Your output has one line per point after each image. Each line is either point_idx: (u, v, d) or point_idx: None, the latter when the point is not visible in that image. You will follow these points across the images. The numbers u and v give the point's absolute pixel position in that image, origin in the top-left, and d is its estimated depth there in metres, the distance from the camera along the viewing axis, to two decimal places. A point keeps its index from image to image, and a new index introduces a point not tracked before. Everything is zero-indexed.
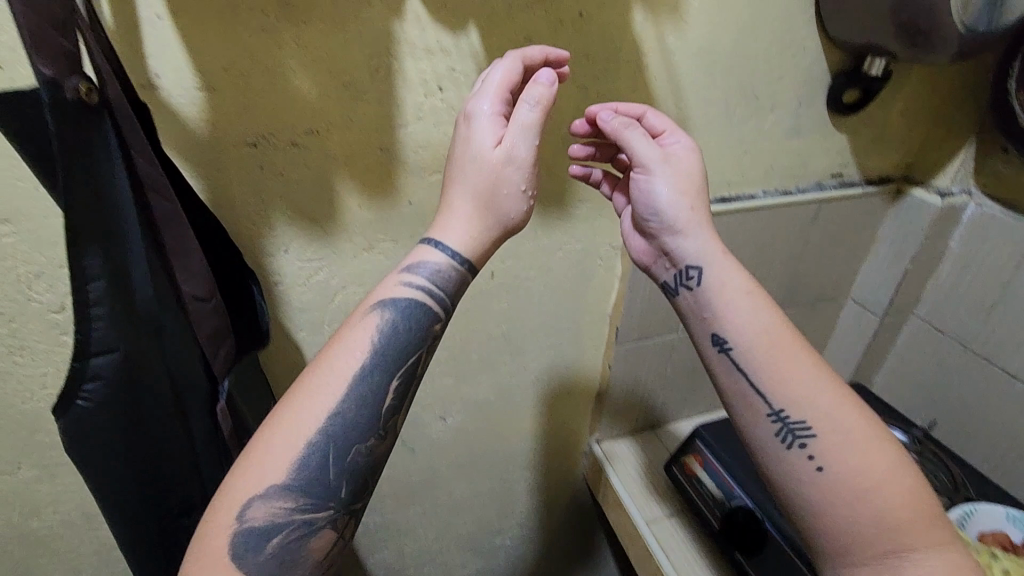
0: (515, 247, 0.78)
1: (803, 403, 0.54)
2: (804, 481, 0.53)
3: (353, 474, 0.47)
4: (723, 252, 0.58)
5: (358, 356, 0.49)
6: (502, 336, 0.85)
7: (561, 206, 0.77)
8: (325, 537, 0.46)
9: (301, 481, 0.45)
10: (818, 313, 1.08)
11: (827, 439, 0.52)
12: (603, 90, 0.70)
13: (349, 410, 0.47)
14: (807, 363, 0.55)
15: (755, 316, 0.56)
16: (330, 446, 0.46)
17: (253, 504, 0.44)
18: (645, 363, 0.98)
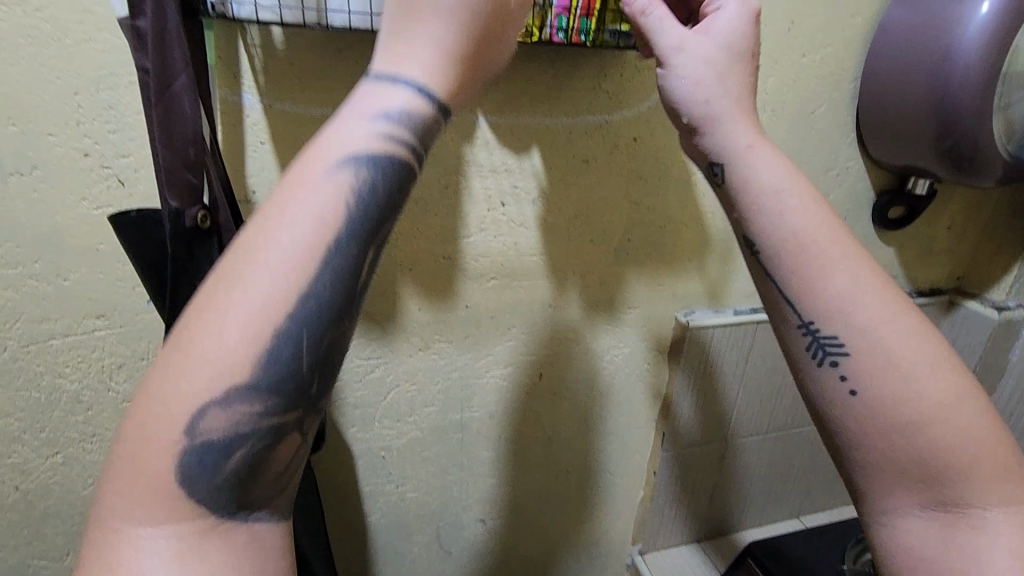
0: (565, 349, 0.79)
1: (842, 315, 0.45)
2: (848, 413, 0.45)
3: (319, 346, 0.34)
4: (773, 162, 0.46)
5: (322, 231, 0.33)
6: (547, 437, 0.84)
7: (610, 312, 0.78)
8: (291, 445, 0.35)
9: (266, 379, 0.32)
10: None
11: (871, 360, 0.44)
12: (654, 204, 0.73)
13: (319, 289, 0.33)
14: (858, 273, 0.45)
15: (797, 215, 0.45)
16: (294, 333, 0.33)
17: (202, 413, 0.31)
18: (692, 471, 0.94)
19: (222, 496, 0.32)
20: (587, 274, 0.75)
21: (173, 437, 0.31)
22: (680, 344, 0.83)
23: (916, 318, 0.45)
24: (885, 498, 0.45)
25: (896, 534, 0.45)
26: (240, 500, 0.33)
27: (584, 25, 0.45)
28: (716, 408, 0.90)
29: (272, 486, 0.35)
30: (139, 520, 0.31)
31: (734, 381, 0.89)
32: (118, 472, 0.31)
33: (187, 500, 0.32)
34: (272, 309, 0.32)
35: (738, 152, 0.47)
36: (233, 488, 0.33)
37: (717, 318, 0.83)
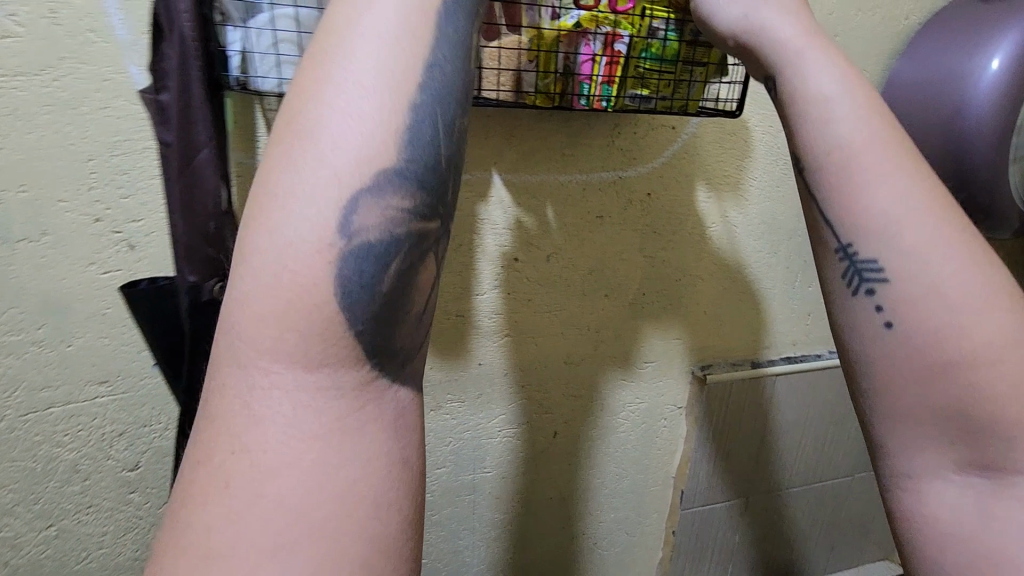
0: (580, 407, 0.76)
1: (890, 235, 0.35)
2: (880, 350, 0.35)
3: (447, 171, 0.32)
4: (836, 68, 0.37)
5: (410, 19, 0.31)
6: (562, 500, 0.81)
7: (625, 367, 0.76)
8: (433, 259, 0.33)
9: (410, 175, 0.30)
10: None
11: (906, 281, 0.34)
12: (669, 258, 0.72)
13: (436, 71, 0.31)
14: (916, 179, 0.35)
15: (854, 117, 0.35)
16: (421, 116, 0.30)
17: (354, 202, 0.29)
18: (712, 530, 0.91)
19: (375, 311, 0.30)
20: (602, 329, 0.73)
21: (325, 234, 0.28)
22: (697, 400, 0.81)
23: (971, 236, 0.35)
24: (910, 459, 0.36)
25: (920, 501, 0.36)
26: (391, 338, 0.31)
27: (606, 93, 0.45)
28: (735, 465, 0.87)
29: (416, 313, 0.33)
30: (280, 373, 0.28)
31: (753, 435, 0.86)
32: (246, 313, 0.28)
33: (343, 331, 0.29)
34: (388, 92, 0.29)
35: (810, 66, 0.37)
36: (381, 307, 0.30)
37: (734, 372, 0.81)
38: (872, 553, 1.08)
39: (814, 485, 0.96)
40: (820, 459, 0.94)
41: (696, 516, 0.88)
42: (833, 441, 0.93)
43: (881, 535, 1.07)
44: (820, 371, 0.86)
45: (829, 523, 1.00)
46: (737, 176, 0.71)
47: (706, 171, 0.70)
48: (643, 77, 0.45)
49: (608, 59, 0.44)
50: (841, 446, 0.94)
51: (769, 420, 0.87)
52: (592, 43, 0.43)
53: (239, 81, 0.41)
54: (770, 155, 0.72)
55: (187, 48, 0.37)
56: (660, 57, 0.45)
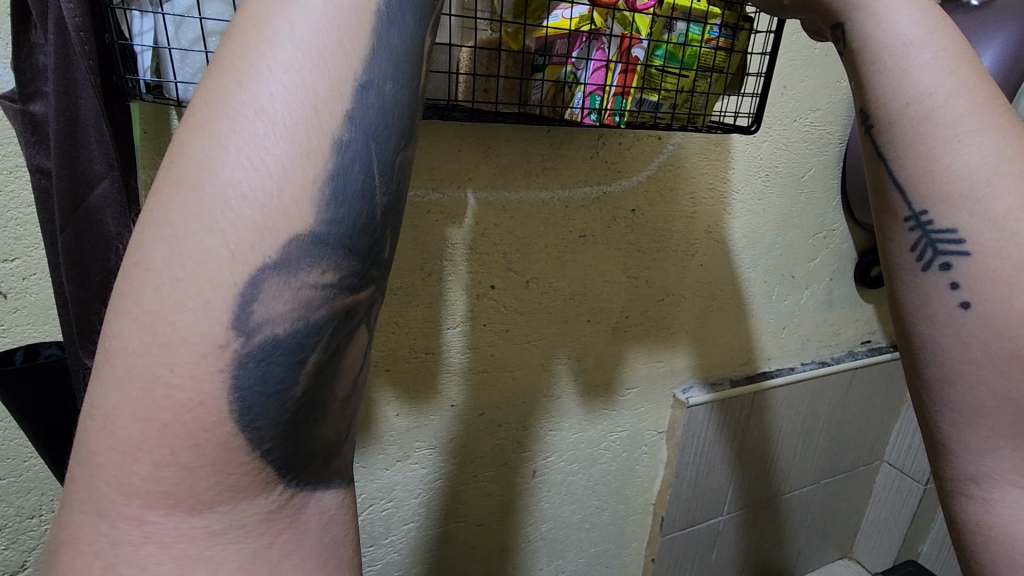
0: (560, 442, 0.70)
1: (974, 202, 0.33)
2: (951, 331, 0.34)
3: (370, 239, 0.26)
4: (914, 15, 0.34)
5: (344, 24, 0.25)
6: (542, 541, 0.75)
7: (606, 394, 0.70)
8: (360, 337, 0.28)
9: (320, 254, 0.24)
10: (855, 477, 1.03)
11: (989, 255, 0.33)
12: (653, 277, 0.67)
13: (357, 130, 0.25)
14: (1000, 141, 0.32)
15: (936, 71, 0.33)
16: (353, 157, 0.25)
17: (258, 284, 0.23)
18: (689, 551, 0.88)
19: (289, 413, 0.25)
20: (581, 357, 0.67)
21: (214, 328, 0.22)
22: (679, 424, 0.76)
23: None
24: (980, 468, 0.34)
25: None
26: (308, 446, 0.27)
27: (619, 106, 0.38)
28: (713, 484, 0.85)
29: (348, 391, 0.28)
30: (155, 527, 0.22)
31: (728, 454, 0.84)
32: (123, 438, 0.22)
33: (243, 455, 0.24)
34: (303, 128, 0.23)
35: (885, 18, 0.35)
36: (297, 411, 0.25)
37: (716, 392, 0.78)
38: (833, 552, 1.10)
39: (783, 496, 0.95)
40: (790, 469, 0.93)
41: (676, 541, 0.84)
42: (802, 451, 0.93)
43: (841, 536, 1.09)
44: (791, 384, 0.85)
45: (796, 529, 1.00)
46: (721, 189, 0.67)
47: (691, 184, 0.65)
48: (659, 83, 0.39)
49: (623, 66, 0.37)
50: (809, 455, 0.94)
51: (744, 435, 0.84)
52: (606, 46, 0.37)
53: (151, 86, 0.34)
54: (753, 166, 0.68)
55: (71, 38, 0.30)
56: (678, 59, 0.39)
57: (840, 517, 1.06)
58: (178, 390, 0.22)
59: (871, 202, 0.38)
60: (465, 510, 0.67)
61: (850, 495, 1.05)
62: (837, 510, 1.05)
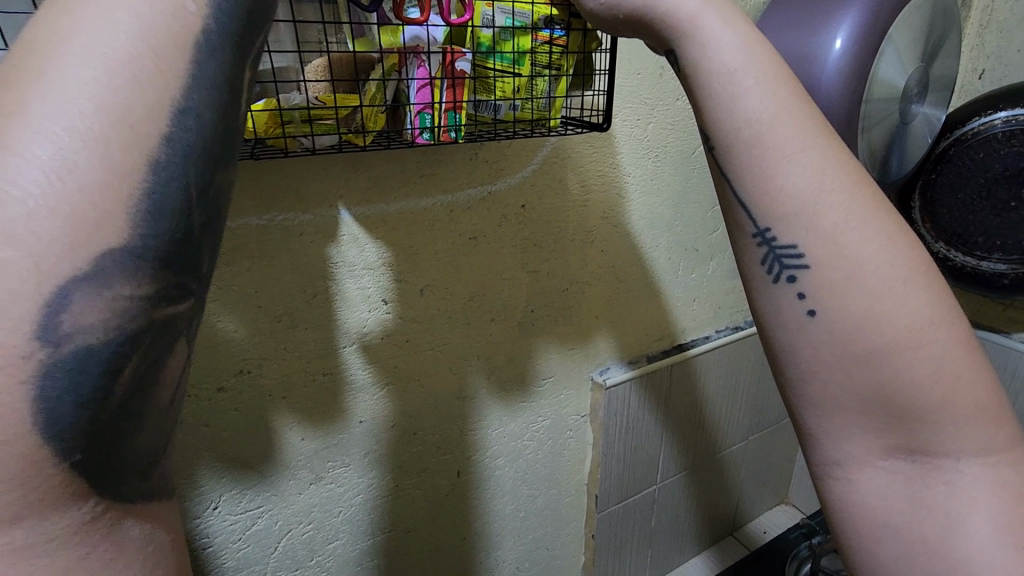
0: (481, 439, 0.71)
1: (808, 218, 0.32)
2: (806, 340, 0.32)
3: (185, 244, 0.24)
4: (739, 35, 0.32)
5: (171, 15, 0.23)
6: (479, 538, 0.76)
7: (522, 387, 0.71)
8: (178, 355, 0.25)
9: (136, 255, 0.22)
10: (783, 428, 1.08)
11: (827, 267, 0.31)
12: (552, 269, 0.67)
13: (182, 120, 0.23)
14: (822, 157, 0.31)
15: (753, 100, 0.31)
16: (174, 157, 0.23)
17: (66, 293, 0.20)
18: (628, 522, 0.91)
19: (99, 442, 0.22)
20: (492, 355, 0.67)
21: (14, 337, 0.19)
22: (600, 405, 0.78)
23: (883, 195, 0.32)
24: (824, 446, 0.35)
25: (850, 485, 0.34)
26: (127, 483, 0.24)
27: (453, 121, 0.38)
28: (643, 456, 0.87)
29: (157, 438, 0.25)
30: None
31: (655, 426, 0.86)
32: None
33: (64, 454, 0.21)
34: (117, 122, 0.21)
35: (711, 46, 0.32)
36: (100, 438, 0.22)
37: (636, 369, 0.80)
38: (770, 500, 1.16)
39: (716, 456, 0.99)
40: (718, 432, 0.97)
41: (613, 515, 0.87)
42: (727, 412, 0.96)
43: (777, 484, 1.15)
44: (708, 353, 0.87)
45: (732, 485, 1.05)
46: (610, 175, 0.67)
47: (579, 172, 0.65)
48: (492, 84, 0.39)
49: (450, 81, 0.37)
50: (735, 414, 0.98)
51: (668, 408, 0.87)
52: (427, 63, 0.36)
53: None
54: (640, 149, 0.69)
55: None
56: (512, 63, 0.39)
57: (773, 467, 1.12)
58: None
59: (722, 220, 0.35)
60: (393, 519, 0.67)
61: (779, 445, 1.10)
62: (769, 462, 1.10)
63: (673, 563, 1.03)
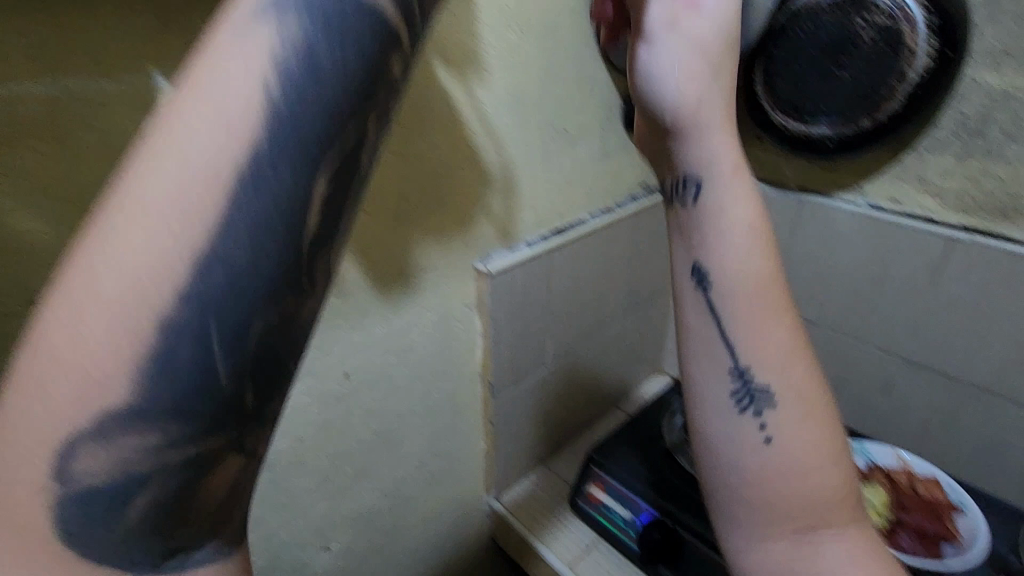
0: (365, 339, 0.68)
1: (776, 369, 0.48)
2: (756, 460, 0.48)
3: (241, 359, 0.29)
4: (723, 140, 0.47)
5: (246, 108, 0.26)
6: (378, 440, 0.75)
7: (401, 280, 0.69)
8: (227, 465, 0.32)
9: (170, 407, 0.28)
10: (654, 304, 1.17)
11: (785, 414, 0.48)
12: (418, 151, 0.64)
13: (211, 269, 0.27)
14: (789, 325, 0.49)
15: (746, 257, 0.47)
16: (223, 321, 0.28)
17: (100, 428, 0.27)
18: (522, 405, 0.95)
19: (154, 528, 0.30)
20: (365, 250, 0.63)
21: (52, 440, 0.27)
22: (486, 294, 0.78)
23: None
24: None
25: (763, 533, 0.48)
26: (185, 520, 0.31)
27: None
28: (530, 341, 0.90)
29: (205, 498, 0.32)
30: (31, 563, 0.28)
31: (540, 311, 0.89)
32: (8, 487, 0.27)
33: None
34: (140, 291, 0.26)
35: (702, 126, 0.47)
36: (163, 512, 0.30)
37: (517, 256, 0.81)
38: (647, 371, 1.27)
39: (597, 334, 1.06)
40: (598, 312, 1.03)
41: (507, 400, 0.91)
42: (603, 292, 1.02)
43: (652, 356, 1.26)
44: (586, 236, 0.91)
45: (613, 361, 1.13)
46: (469, 43, 0.63)
47: (435, 40, 0.60)
48: None
49: None
50: (612, 294, 1.04)
51: (550, 292, 0.89)
52: None
53: None
54: (500, 15, 0.65)
55: None
56: None
57: (647, 340, 1.22)
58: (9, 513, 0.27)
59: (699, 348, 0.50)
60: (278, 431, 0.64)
61: (652, 320, 1.20)
62: (644, 336, 1.20)
63: (566, 438, 1.11)
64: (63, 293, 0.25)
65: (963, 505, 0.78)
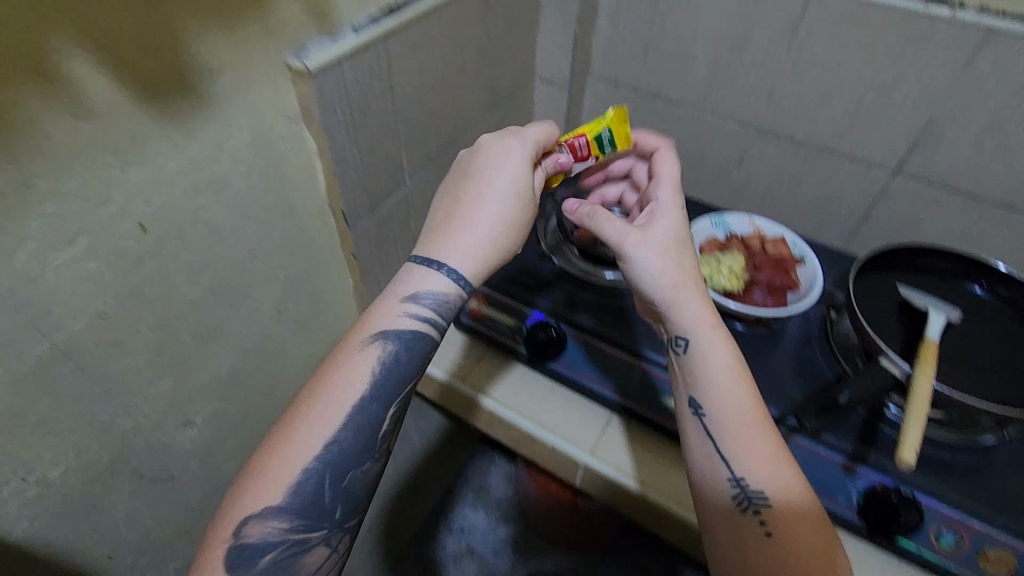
0: (150, 172, 0.52)
1: (767, 483, 0.54)
2: (754, 550, 0.52)
3: (346, 498, 0.56)
4: (712, 331, 0.59)
5: (366, 364, 0.57)
6: (212, 294, 0.64)
7: (179, 87, 0.51)
8: (316, 551, 0.55)
9: (298, 503, 0.53)
10: (517, 100, 1.06)
11: (779, 506, 0.53)
12: None
13: (331, 446, 0.54)
14: (773, 440, 0.56)
15: (730, 392, 0.57)
16: (315, 483, 0.54)
17: (259, 547, 0.51)
18: (387, 233, 0.86)
19: (287, 553, 0.53)
20: (108, 45, 0.45)
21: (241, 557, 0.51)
22: (311, 101, 0.62)
23: None
24: None
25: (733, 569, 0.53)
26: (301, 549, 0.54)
27: None
28: (383, 158, 0.77)
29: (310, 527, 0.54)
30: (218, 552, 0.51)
31: (389, 118, 0.74)
32: (212, 550, 0.51)
33: None
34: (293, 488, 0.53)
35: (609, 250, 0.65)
36: (287, 548, 0.53)
37: (341, 46, 0.63)
38: None
39: (461, 142, 0.93)
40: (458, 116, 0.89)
41: (367, 230, 0.80)
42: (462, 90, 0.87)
43: None
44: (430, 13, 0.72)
45: None
46: None
47: None
48: None
49: None
50: (471, 92, 0.89)
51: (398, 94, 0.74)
52: None
53: None
54: None
55: None
56: None
57: None
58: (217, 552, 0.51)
59: (704, 464, 0.57)
60: (66, 311, 0.50)
61: (517, 119, 1.09)
62: None
63: None
64: (267, 482, 0.52)
65: (804, 258, 0.84)
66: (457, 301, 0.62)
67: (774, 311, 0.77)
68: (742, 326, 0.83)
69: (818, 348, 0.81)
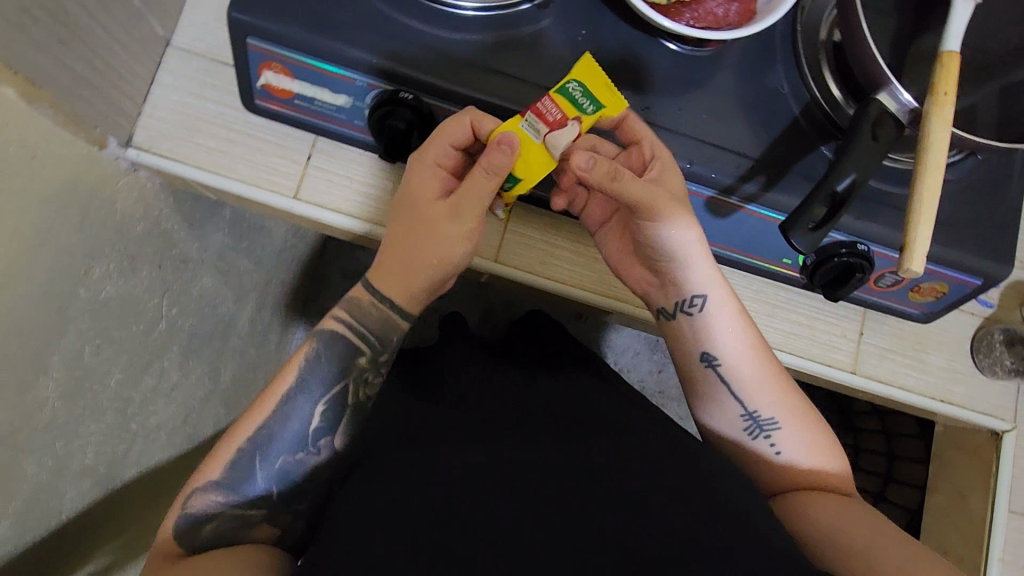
0: None
1: (777, 404, 0.56)
2: (762, 466, 0.57)
3: (284, 480, 0.56)
4: (722, 287, 0.57)
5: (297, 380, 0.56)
6: None
7: None
8: (262, 531, 0.54)
9: (232, 479, 0.54)
10: None
11: (788, 428, 0.56)
12: None
13: (278, 436, 0.55)
14: (777, 361, 0.58)
15: (734, 320, 0.57)
16: (252, 463, 0.54)
17: (202, 508, 0.53)
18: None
19: (219, 531, 0.53)
20: None
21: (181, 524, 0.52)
22: None
23: None
24: None
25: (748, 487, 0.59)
26: (241, 531, 0.54)
27: None
28: None
29: (245, 510, 0.54)
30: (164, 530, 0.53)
31: None
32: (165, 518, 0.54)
33: None
34: (233, 466, 0.54)
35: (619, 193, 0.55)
36: (221, 520, 0.53)
37: None
38: None
39: None
40: None
41: None
42: None
43: None
44: None
45: None
46: None
47: None
48: None
49: None
50: None
51: None
52: None
53: None
54: None
55: None
56: None
57: None
58: (166, 524, 0.53)
59: (714, 407, 0.58)
60: None
61: None
62: None
63: None
64: (214, 461, 0.54)
65: None
66: (389, 320, 0.57)
67: (742, 29, 0.51)
68: (678, 47, 0.56)
69: (779, 65, 0.58)
